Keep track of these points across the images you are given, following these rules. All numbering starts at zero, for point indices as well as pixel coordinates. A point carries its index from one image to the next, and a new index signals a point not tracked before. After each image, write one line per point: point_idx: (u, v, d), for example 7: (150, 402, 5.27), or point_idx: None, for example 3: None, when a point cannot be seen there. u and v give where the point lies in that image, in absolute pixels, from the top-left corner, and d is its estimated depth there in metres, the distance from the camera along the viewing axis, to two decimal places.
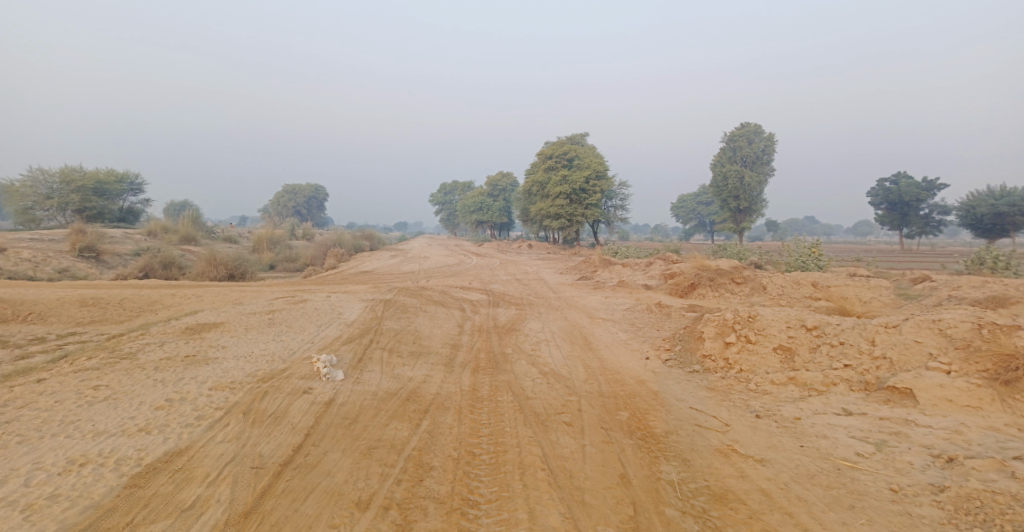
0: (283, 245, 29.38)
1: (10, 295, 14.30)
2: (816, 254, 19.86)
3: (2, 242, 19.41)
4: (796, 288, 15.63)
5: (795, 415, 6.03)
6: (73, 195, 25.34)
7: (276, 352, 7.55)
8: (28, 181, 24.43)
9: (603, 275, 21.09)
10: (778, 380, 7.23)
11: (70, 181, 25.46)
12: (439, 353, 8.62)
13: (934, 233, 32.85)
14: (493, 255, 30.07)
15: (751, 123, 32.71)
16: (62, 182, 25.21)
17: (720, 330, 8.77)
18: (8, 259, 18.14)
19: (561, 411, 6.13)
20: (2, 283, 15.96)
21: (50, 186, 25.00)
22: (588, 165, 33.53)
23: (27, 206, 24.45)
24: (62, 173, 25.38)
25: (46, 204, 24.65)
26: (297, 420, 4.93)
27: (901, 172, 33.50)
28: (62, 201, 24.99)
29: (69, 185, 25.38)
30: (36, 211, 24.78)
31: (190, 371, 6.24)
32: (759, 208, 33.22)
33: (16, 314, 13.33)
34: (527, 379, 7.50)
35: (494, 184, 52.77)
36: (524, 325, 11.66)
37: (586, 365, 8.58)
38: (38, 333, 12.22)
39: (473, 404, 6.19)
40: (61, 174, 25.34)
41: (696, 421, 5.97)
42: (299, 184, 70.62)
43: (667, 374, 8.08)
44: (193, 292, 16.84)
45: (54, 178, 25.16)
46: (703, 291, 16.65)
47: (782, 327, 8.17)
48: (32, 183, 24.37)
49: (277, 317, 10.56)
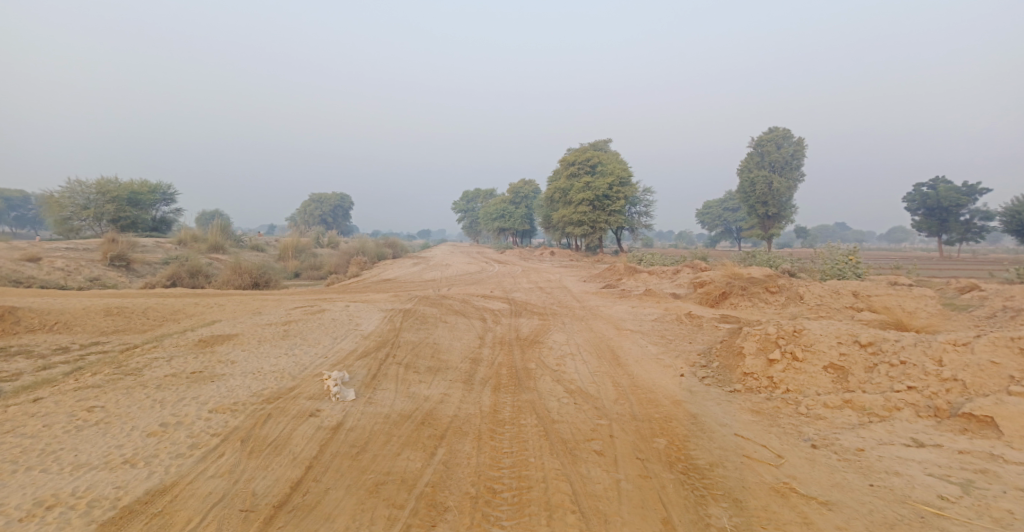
0: (307, 253, 29.36)
1: (38, 304, 14.31)
2: (854, 262, 18.87)
3: (37, 252, 19.66)
4: (835, 298, 14.74)
5: (858, 446, 5.33)
6: (107, 205, 25.69)
7: (287, 368, 7.13)
8: (66, 192, 24.85)
9: (629, 283, 20.39)
10: (832, 403, 6.51)
11: (106, 191, 25.81)
12: (458, 368, 8.10)
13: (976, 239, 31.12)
14: (516, 262, 29.60)
15: (780, 127, 31.62)
16: (98, 193, 25.56)
17: (762, 346, 8.08)
18: (40, 268, 18.32)
19: (590, 438, 5.54)
20: (32, 292, 16.04)
21: (87, 196, 25.38)
22: (612, 171, 32.85)
23: (65, 217, 24.89)
24: (98, 184, 25.77)
25: (83, 215, 25.05)
26: (299, 449, 4.47)
27: (939, 176, 31.95)
28: (97, 211, 25.38)
29: (104, 195, 25.72)
30: (73, 221, 25.20)
31: (192, 390, 5.84)
32: (789, 214, 32.02)
33: (42, 322, 13.28)
34: (553, 398, 6.93)
35: (516, 191, 52.42)
36: (548, 336, 11.08)
37: (616, 383, 7.96)
38: (61, 343, 12.11)
39: (494, 428, 5.64)
40: (97, 184, 25.71)
41: (744, 451, 5.32)
42: (326, 193, 71.64)
43: (706, 394, 7.43)
44: (216, 301, 16.69)
45: (90, 189, 25.54)
46: (735, 300, 15.86)
47: (832, 343, 7.49)
48: (69, 194, 24.79)
49: (292, 329, 10.19)
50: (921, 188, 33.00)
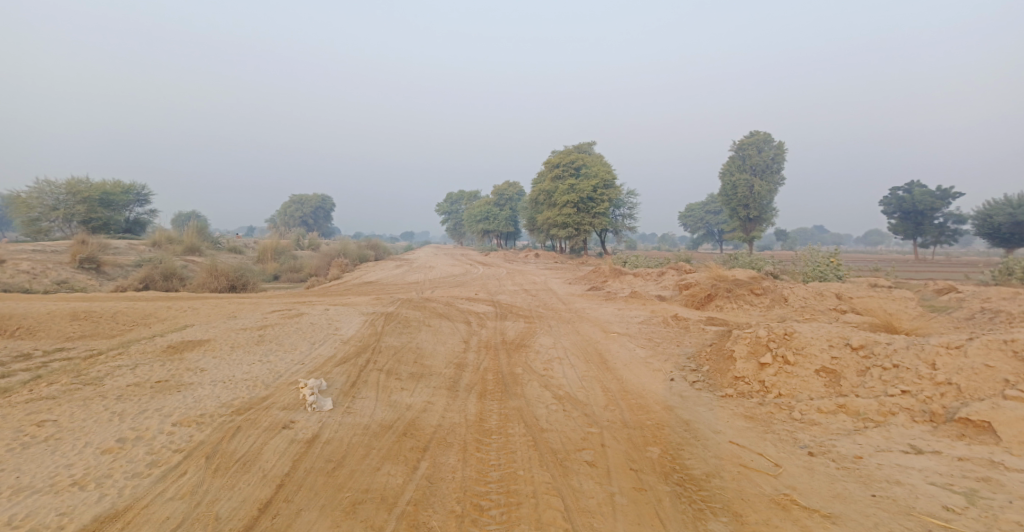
0: (287, 255, 28.74)
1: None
2: (835, 264, 18.97)
3: (1, 254, 18.83)
4: (819, 300, 14.76)
5: (856, 453, 5.17)
6: (79, 206, 24.82)
7: (261, 376, 6.76)
8: (34, 192, 23.96)
9: (614, 285, 20.23)
10: (826, 408, 6.36)
11: (76, 192, 24.93)
12: (442, 374, 7.79)
13: (950, 242, 31.67)
14: (500, 264, 29.30)
15: (761, 131, 31.85)
16: (68, 193, 24.68)
17: (753, 350, 7.93)
18: (4, 270, 17.53)
19: (581, 448, 5.30)
20: None
21: (56, 197, 24.49)
22: (596, 174, 32.76)
23: (33, 218, 23.98)
24: (69, 185, 24.88)
25: (52, 215, 24.16)
26: (270, 465, 4.16)
27: (915, 180, 32.48)
28: (68, 212, 24.49)
29: (75, 196, 24.85)
30: (41, 222, 24.30)
31: (156, 401, 5.46)
32: (770, 217, 32.26)
33: (3, 328, 12.65)
34: (541, 406, 6.66)
35: (500, 193, 52.17)
36: (534, 340, 10.82)
37: (605, 388, 7.73)
38: (24, 349, 11.51)
39: (480, 439, 5.36)
40: (67, 185, 24.82)
41: (740, 460, 5.12)
42: (307, 194, 70.58)
43: (697, 399, 7.24)
44: (190, 305, 16.12)
45: (60, 189, 24.65)
46: (720, 303, 15.78)
47: (824, 347, 7.37)
48: (37, 194, 23.88)
49: (269, 334, 9.78)
50: (897, 192, 33.53)
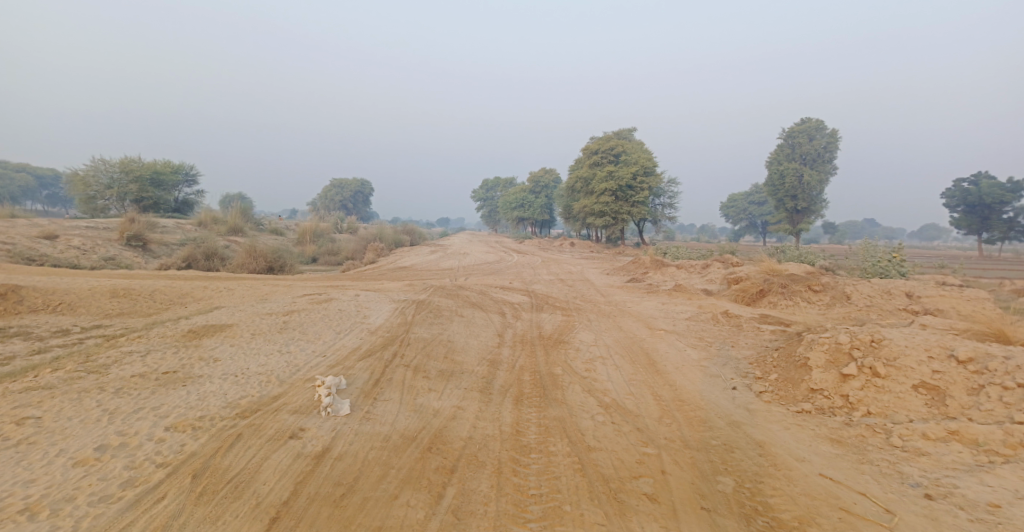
0: (325, 238, 28.55)
1: (43, 282, 13.59)
2: (898, 259, 17.35)
3: (53, 229, 19.05)
4: (887, 299, 13.48)
5: (990, 500, 4.15)
6: (130, 185, 25.12)
7: (276, 370, 6.09)
8: (91, 170, 24.33)
9: (656, 277, 19.08)
10: (934, 434, 5.27)
11: (129, 170, 25.24)
12: (474, 372, 7.00)
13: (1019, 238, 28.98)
14: (535, 252, 28.36)
15: (814, 118, 29.76)
16: (121, 172, 24.98)
17: (832, 359, 6.85)
18: (55, 246, 17.68)
19: (638, 475, 4.46)
20: (41, 270, 15.36)
21: (110, 175, 24.79)
22: (637, 160, 31.41)
23: (89, 195, 24.41)
24: (122, 163, 25.18)
25: (106, 193, 24.51)
26: (266, 490, 3.53)
27: (983, 171, 29.79)
28: (121, 191, 24.86)
29: (127, 175, 25.15)
30: (96, 200, 24.78)
31: (156, 397, 4.83)
32: (820, 209, 30.19)
33: (45, 302, 12.54)
34: (586, 416, 5.80)
35: (537, 180, 51.08)
36: (574, 335, 9.92)
37: (657, 396, 6.78)
38: (62, 324, 11.33)
39: (517, 458, 4.55)
40: (120, 163, 25.11)
41: (839, 501, 4.17)
42: (347, 178, 71.10)
43: (768, 415, 6.23)
44: (226, 285, 15.85)
45: (114, 168, 24.95)
46: (773, 299, 14.48)
47: (922, 358, 6.31)
48: (93, 172, 24.22)
49: (293, 320, 9.18)
50: (962, 183, 30.85)
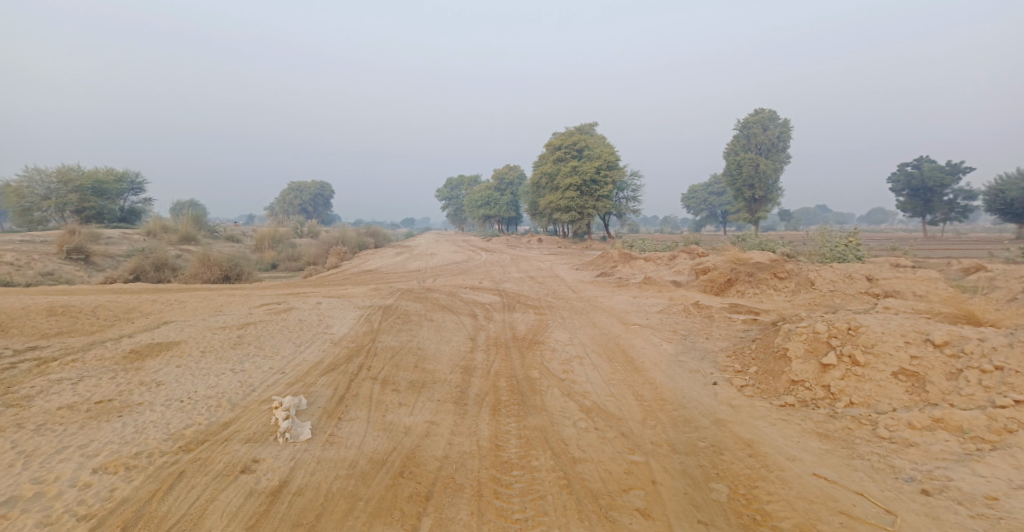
0: (285, 243, 27.50)
1: None
2: (855, 243, 17.75)
3: None
4: (849, 283, 13.69)
5: (987, 492, 4.03)
6: (71, 195, 23.58)
7: (228, 393, 5.56)
8: (25, 181, 22.70)
9: (625, 271, 19.01)
10: (919, 423, 5.17)
11: (68, 180, 23.70)
12: (447, 381, 6.60)
13: (959, 219, 30.30)
14: (503, 250, 28.01)
15: (766, 109, 30.38)
16: (60, 182, 23.42)
17: (811, 348, 6.72)
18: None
19: (627, 488, 4.19)
20: None
21: (47, 185, 23.20)
22: (599, 155, 31.45)
23: (25, 207, 22.77)
24: (60, 173, 23.62)
25: (44, 205, 22.88)
26: None
27: (924, 156, 31.00)
28: (60, 201, 23.22)
29: (67, 185, 23.61)
30: (33, 212, 22.96)
31: (83, 433, 4.28)
32: (776, 197, 30.85)
33: None
34: (568, 423, 5.48)
35: (501, 177, 50.70)
36: (548, 335, 9.62)
37: (638, 395, 6.54)
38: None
39: (498, 478, 4.19)
40: (58, 173, 23.54)
41: (837, 504, 4.00)
42: (305, 181, 69.17)
43: (753, 410, 6.05)
44: (178, 298, 14.93)
45: (51, 178, 23.37)
46: (741, 289, 14.54)
47: (900, 344, 6.24)
48: (28, 183, 22.62)
49: (249, 334, 8.56)
50: (905, 168, 32.03)
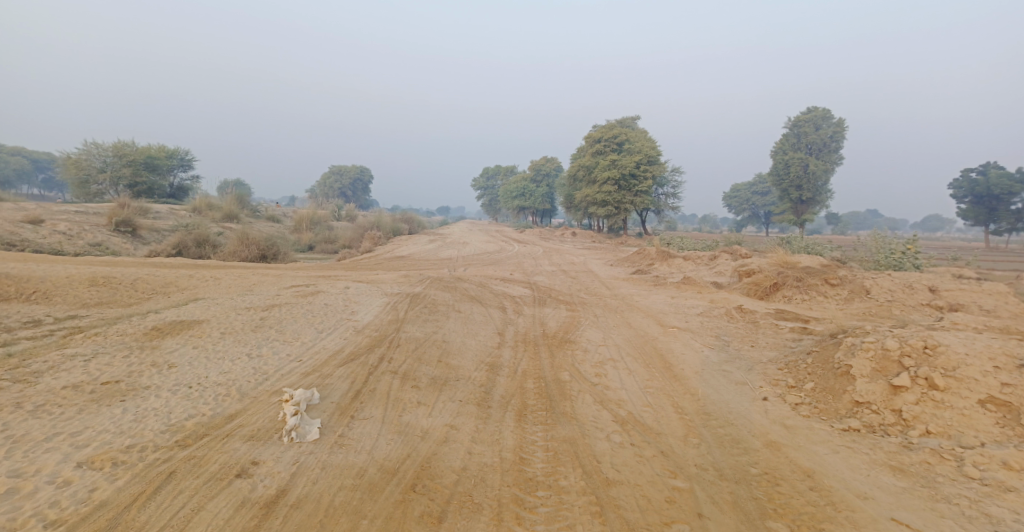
0: (322, 226, 27.59)
1: (18, 269, 12.62)
2: (913, 251, 16.43)
3: (40, 214, 18.06)
4: (909, 293, 12.57)
5: None
6: (125, 169, 24.12)
7: (239, 380, 5.22)
8: (83, 154, 23.29)
9: (662, 269, 18.19)
10: (1016, 464, 4.41)
11: (122, 154, 24.20)
12: (471, 380, 6.13)
13: None
14: (536, 242, 27.36)
15: (819, 106, 28.69)
16: (115, 155, 23.94)
17: (879, 367, 5.95)
18: (39, 230, 16.61)
19: (670, 522, 3.67)
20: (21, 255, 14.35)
21: (103, 159, 23.76)
22: (640, 149, 30.45)
23: (82, 179, 23.40)
24: (115, 147, 24.14)
25: (100, 177, 23.49)
26: None
27: (991, 162, 28.72)
28: (114, 175, 23.78)
29: (121, 159, 24.13)
30: (90, 185, 23.60)
31: (80, 418, 4.01)
32: (824, 200, 29.21)
33: (19, 291, 11.55)
34: (601, 436, 4.94)
35: (538, 168, 49.90)
36: (580, 334, 9.06)
37: (678, 407, 5.94)
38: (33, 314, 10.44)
39: (522, 500, 3.71)
40: (114, 147, 24.07)
41: None
42: (346, 165, 69.94)
43: (811, 434, 5.37)
44: (213, 274, 14.95)
45: (107, 152, 23.92)
46: (788, 294, 13.59)
47: (988, 369, 5.43)
48: (86, 156, 23.20)
49: (273, 317, 8.29)
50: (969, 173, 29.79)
